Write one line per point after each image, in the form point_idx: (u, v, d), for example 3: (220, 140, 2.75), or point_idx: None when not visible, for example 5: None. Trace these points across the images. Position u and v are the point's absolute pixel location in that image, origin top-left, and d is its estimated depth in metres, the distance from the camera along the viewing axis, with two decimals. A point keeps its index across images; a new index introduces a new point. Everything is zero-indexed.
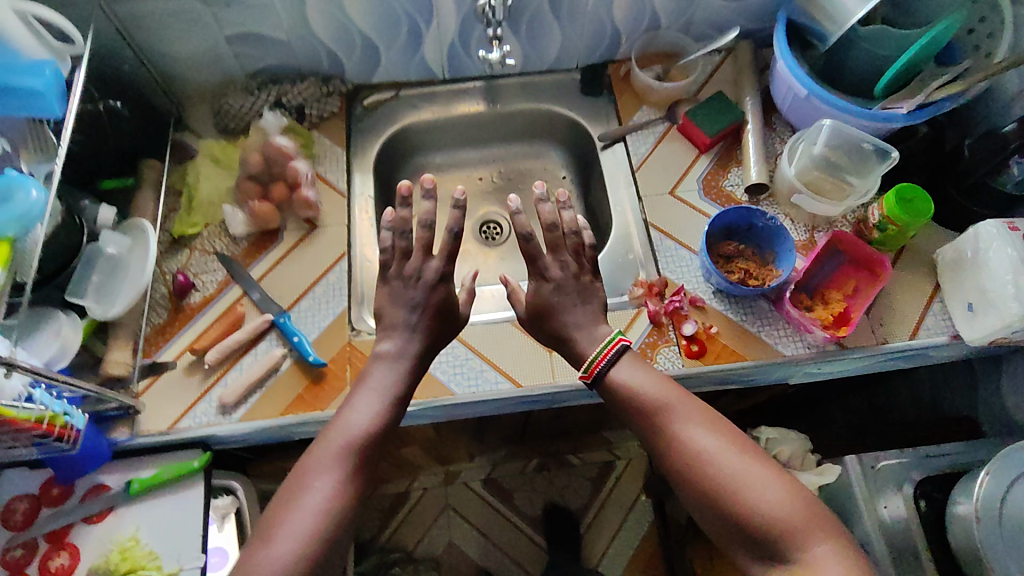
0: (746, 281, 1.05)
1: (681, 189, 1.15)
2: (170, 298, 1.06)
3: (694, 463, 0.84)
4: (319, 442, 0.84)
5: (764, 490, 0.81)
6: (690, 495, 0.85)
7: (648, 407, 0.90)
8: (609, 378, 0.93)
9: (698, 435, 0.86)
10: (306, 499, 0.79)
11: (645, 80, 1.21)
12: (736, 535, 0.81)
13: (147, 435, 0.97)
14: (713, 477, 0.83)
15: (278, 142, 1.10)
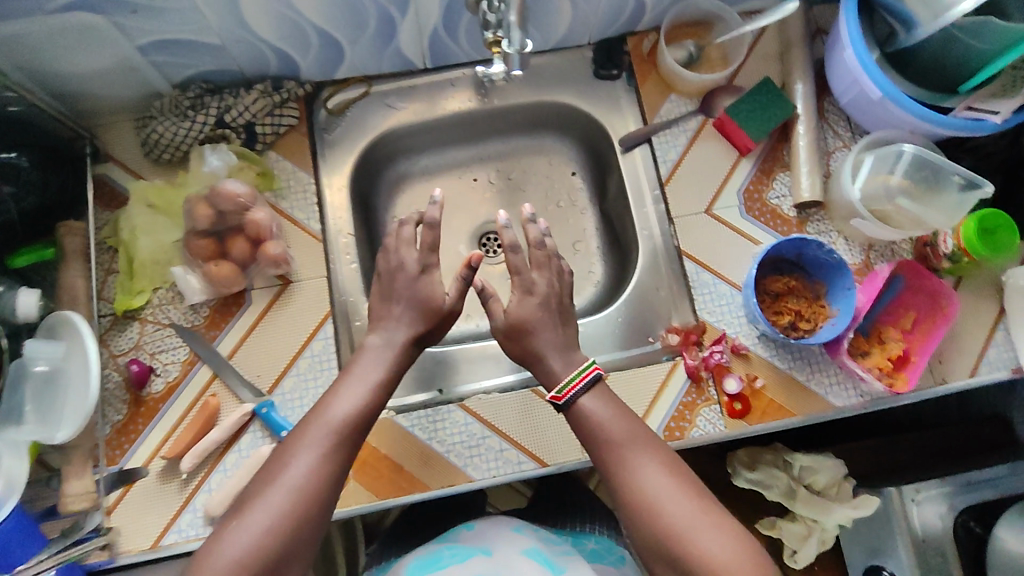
0: (796, 326, 0.92)
1: (718, 205, 0.98)
2: (127, 388, 0.90)
3: (645, 512, 0.69)
4: (300, 430, 0.70)
5: (713, 543, 0.66)
6: (637, 539, 0.70)
7: (601, 440, 0.74)
8: (575, 406, 0.77)
9: (647, 476, 0.71)
10: (281, 482, 0.66)
11: (671, 64, 0.99)
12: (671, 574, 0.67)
13: (131, 555, 0.85)
14: (663, 528, 0.68)
15: (229, 189, 0.89)
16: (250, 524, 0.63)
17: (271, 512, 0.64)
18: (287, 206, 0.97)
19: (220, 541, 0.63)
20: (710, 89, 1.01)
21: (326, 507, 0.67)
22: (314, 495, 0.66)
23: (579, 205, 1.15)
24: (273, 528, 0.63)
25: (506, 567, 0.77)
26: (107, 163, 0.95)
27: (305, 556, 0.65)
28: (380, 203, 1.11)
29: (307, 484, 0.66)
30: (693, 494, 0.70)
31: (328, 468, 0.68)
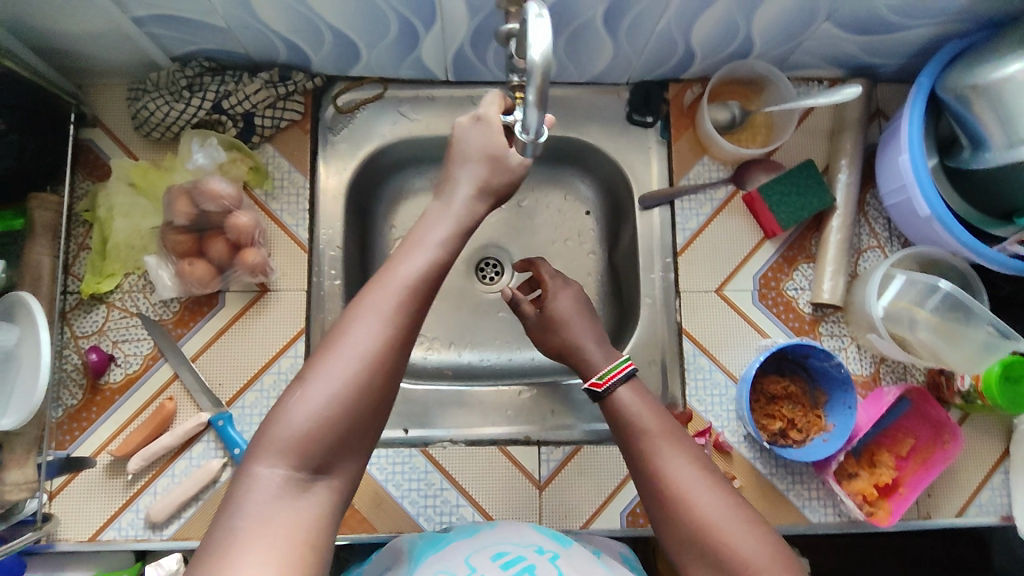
0: (787, 435, 0.87)
1: (731, 286, 0.92)
2: (84, 373, 0.86)
3: (676, 503, 0.64)
4: (365, 291, 0.59)
5: (751, 540, 0.60)
6: (667, 526, 0.64)
7: (639, 434, 0.70)
8: (612, 398, 0.74)
9: (676, 468, 0.66)
10: (345, 345, 0.56)
11: (708, 126, 0.91)
12: (700, 562, 0.61)
13: (67, 545, 0.82)
14: (694, 522, 0.62)
15: (214, 188, 0.84)
16: (314, 393, 0.54)
17: (338, 378, 0.55)
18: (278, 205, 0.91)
19: (283, 409, 0.54)
20: (746, 160, 0.93)
21: (394, 377, 0.57)
22: (385, 359, 0.56)
23: (586, 246, 1.08)
24: (341, 394, 0.54)
25: (519, 538, 0.71)
26: (96, 128, 0.90)
27: (378, 425, 0.57)
28: (379, 210, 1.05)
29: (375, 349, 0.56)
30: (724, 489, 0.64)
31: (396, 330, 0.57)
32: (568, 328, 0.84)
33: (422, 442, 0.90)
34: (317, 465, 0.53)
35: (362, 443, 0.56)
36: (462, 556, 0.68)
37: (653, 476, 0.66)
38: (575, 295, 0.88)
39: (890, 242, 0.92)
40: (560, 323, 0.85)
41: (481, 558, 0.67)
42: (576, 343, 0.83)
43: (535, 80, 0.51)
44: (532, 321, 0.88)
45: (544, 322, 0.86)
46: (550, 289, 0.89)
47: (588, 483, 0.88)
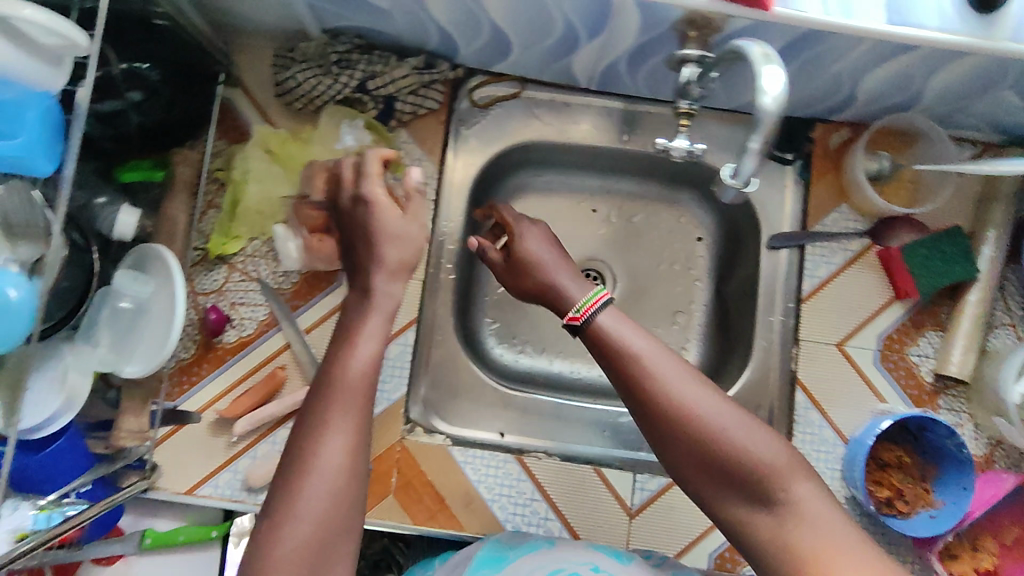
0: (893, 504, 0.84)
1: (852, 342, 0.90)
2: (200, 330, 0.87)
3: (682, 420, 0.61)
4: (313, 398, 0.62)
5: (759, 440, 0.60)
6: (672, 442, 0.62)
7: (619, 353, 0.65)
8: (593, 328, 0.67)
9: (674, 380, 0.62)
10: (316, 470, 0.58)
11: (858, 171, 0.89)
12: (711, 472, 0.61)
13: (165, 494, 0.84)
14: (709, 438, 0.60)
15: (354, 166, 0.80)
16: (295, 517, 0.57)
17: (312, 498, 0.57)
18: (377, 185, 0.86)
19: (268, 547, 0.57)
20: (890, 215, 0.90)
21: (363, 484, 0.61)
22: (352, 474, 0.60)
23: (694, 272, 1.05)
24: (317, 517, 0.57)
25: (574, 561, 0.73)
26: (236, 88, 0.89)
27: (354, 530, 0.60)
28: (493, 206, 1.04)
29: (340, 461, 0.59)
30: (710, 389, 0.63)
31: (358, 432, 0.61)
32: (538, 270, 0.77)
33: (516, 449, 0.90)
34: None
35: (345, 546, 0.59)
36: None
37: (647, 396, 0.62)
38: (542, 234, 0.82)
39: None
40: (563, 269, 0.77)
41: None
42: (546, 283, 0.75)
43: (764, 128, 0.49)
44: (501, 269, 0.81)
45: (520, 266, 0.79)
46: (517, 234, 0.82)
47: (677, 518, 0.87)
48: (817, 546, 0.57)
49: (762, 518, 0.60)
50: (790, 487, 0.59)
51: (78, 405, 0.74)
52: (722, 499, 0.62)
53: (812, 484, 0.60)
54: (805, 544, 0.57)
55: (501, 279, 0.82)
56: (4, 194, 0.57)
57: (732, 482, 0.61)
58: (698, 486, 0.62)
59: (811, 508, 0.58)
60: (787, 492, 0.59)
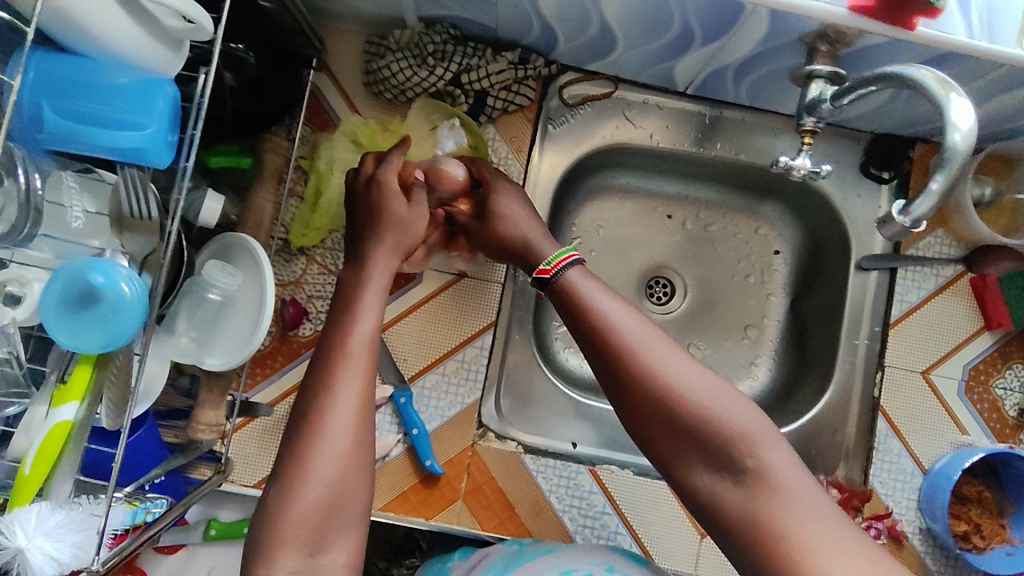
0: (969, 538, 0.83)
1: (938, 371, 0.88)
2: (275, 323, 0.85)
3: (647, 378, 0.55)
4: (319, 363, 0.59)
5: (731, 403, 0.54)
6: (638, 406, 0.56)
7: (586, 312, 0.61)
8: (564, 285, 0.64)
9: (641, 341, 0.57)
10: (320, 446, 0.54)
11: (966, 196, 0.85)
12: (682, 441, 0.55)
13: (233, 487, 0.83)
14: (662, 395, 0.55)
15: (449, 170, 0.78)
16: (303, 483, 0.53)
17: (316, 464, 0.54)
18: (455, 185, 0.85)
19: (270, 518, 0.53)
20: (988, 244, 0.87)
21: (371, 456, 0.57)
22: (358, 451, 0.56)
23: (768, 286, 1.03)
24: (325, 485, 0.53)
25: (592, 558, 0.74)
26: (322, 73, 0.87)
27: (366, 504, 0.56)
28: (569, 206, 1.01)
29: (352, 429, 0.56)
30: (676, 347, 0.58)
31: (365, 401, 0.57)
32: (507, 222, 0.76)
33: (589, 460, 0.88)
34: (315, 547, 0.52)
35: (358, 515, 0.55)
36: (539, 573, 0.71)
37: (625, 363, 0.57)
38: (517, 190, 0.78)
39: None
40: (501, 220, 0.76)
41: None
42: (515, 234, 0.75)
43: (952, 167, 0.49)
44: (473, 224, 0.79)
45: (488, 219, 0.77)
46: (489, 184, 0.78)
47: None
48: (781, 521, 0.50)
49: (729, 490, 0.53)
50: (755, 452, 0.52)
51: (156, 394, 0.72)
52: (689, 471, 0.55)
53: (786, 449, 0.53)
54: (779, 518, 0.50)
55: (473, 235, 0.80)
56: (122, 180, 0.56)
57: (696, 448, 0.54)
58: (674, 461, 0.56)
59: (787, 478, 0.51)
60: (755, 457, 0.52)
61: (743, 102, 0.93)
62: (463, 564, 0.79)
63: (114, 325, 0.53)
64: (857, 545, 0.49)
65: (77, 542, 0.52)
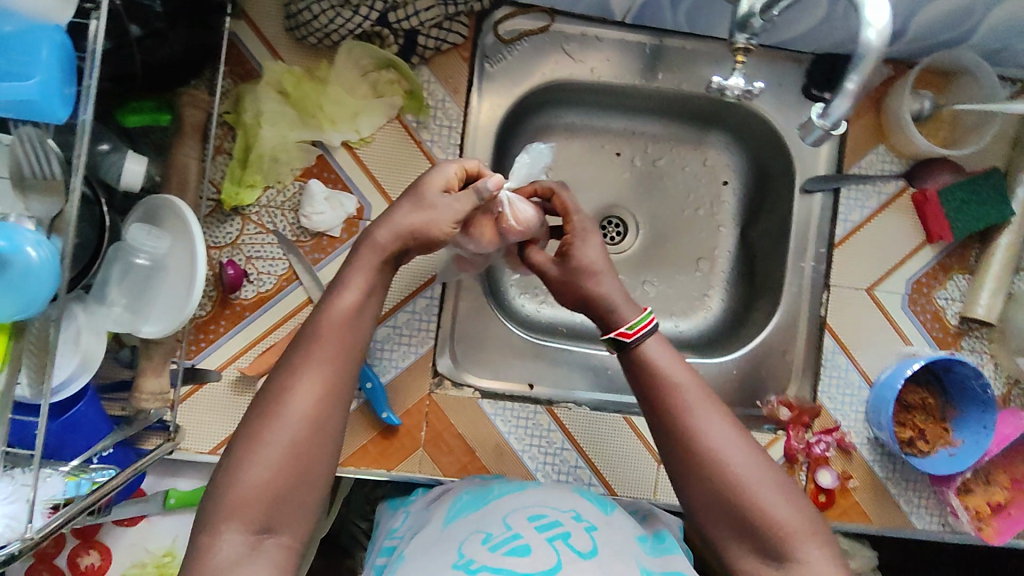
0: (914, 444, 0.86)
1: (882, 287, 0.89)
2: (215, 286, 0.83)
3: (717, 472, 0.63)
4: (294, 351, 0.61)
5: (780, 501, 0.62)
6: (700, 489, 0.64)
7: (664, 393, 0.67)
8: (638, 355, 0.69)
9: (713, 434, 0.64)
10: (277, 429, 0.57)
11: (902, 111, 0.86)
12: (734, 528, 0.63)
13: (187, 454, 0.82)
14: (725, 480, 0.63)
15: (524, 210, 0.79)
16: (265, 458, 0.56)
17: (277, 447, 0.57)
18: (395, 142, 0.85)
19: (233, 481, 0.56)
20: (928, 159, 0.88)
21: (331, 439, 0.60)
22: (312, 434, 0.58)
23: (717, 218, 1.03)
24: (276, 463, 0.57)
25: (557, 502, 0.75)
26: (240, 21, 0.83)
27: (317, 484, 0.59)
28: (514, 149, 0.99)
29: (303, 407, 0.58)
30: (743, 438, 0.65)
31: (328, 389, 0.60)
32: (592, 279, 0.74)
33: (546, 400, 0.89)
34: (263, 523, 0.56)
35: (312, 491, 0.59)
36: (502, 512, 0.72)
37: (699, 457, 0.64)
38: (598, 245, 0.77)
39: None
40: (585, 274, 0.74)
41: (517, 517, 0.70)
42: (602, 296, 0.73)
43: (865, 66, 0.48)
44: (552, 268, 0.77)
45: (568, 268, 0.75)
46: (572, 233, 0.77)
47: None
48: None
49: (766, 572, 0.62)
50: (802, 545, 0.61)
51: (95, 367, 0.69)
52: (733, 550, 0.64)
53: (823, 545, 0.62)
54: None
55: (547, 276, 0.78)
56: (18, 139, 0.53)
57: (745, 532, 0.63)
58: (718, 536, 0.64)
59: (823, 569, 0.60)
60: (798, 551, 0.61)
61: (684, 29, 0.91)
62: (421, 501, 0.81)
63: (26, 291, 0.50)
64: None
65: (12, 512, 0.53)
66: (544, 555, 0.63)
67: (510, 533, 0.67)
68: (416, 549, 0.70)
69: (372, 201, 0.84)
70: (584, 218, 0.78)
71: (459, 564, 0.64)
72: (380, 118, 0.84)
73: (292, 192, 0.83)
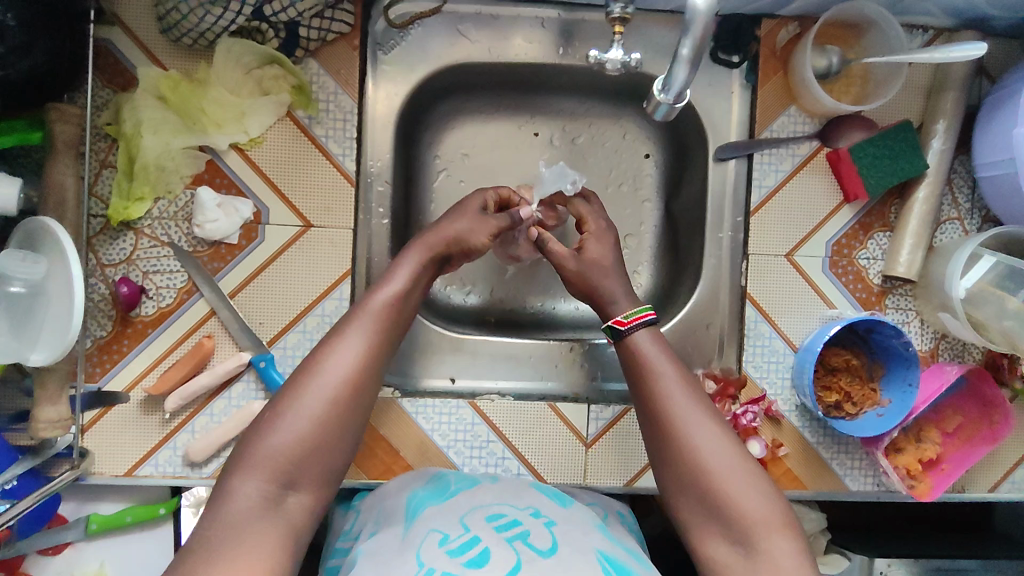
0: (840, 408, 0.86)
1: (802, 252, 0.87)
2: (113, 305, 0.80)
3: (696, 459, 0.66)
4: (339, 329, 0.68)
5: (754, 491, 0.64)
6: (678, 474, 0.67)
7: (652, 381, 0.71)
8: (630, 342, 0.74)
9: (693, 422, 0.67)
10: (317, 384, 0.63)
11: (805, 69, 0.83)
12: (710, 514, 0.64)
13: (102, 478, 0.81)
14: (698, 467, 0.65)
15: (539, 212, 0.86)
16: (302, 411, 0.62)
17: (312, 406, 0.62)
18: (289, 141, 0.81)
19: (267, 429, 0.61)
20: (838, 115, 0.86)
21: (364, 406, 0.66)
22: (348, 392, 0.64)
23: (641, 192, 1.00)
24: (312, 417, 0.62)
25: (515, 500, 0.73)
26: (114, 26, 0.78)
27: (344, 445, 0.63)
28: (425, 137, 0.96)
29: (346, 372, 0.64)
30: (719, 428, 0.67)
31: (367, 360, 0.66)
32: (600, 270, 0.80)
33: (469, 393, 0.89)
34: (276, 478, 0.59)
35: (342, 446, 0.63)
36: (461, 512, 0.70)
37: (679, 442, 0.67)
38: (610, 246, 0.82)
39: (971, 215, 0.87)
40: (596, 271, 0.80)
41: (475, 518, 0.68)
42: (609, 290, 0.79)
43: (695, 31, 0.53)
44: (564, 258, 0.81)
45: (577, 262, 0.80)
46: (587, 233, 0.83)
47: (636, 445, 0.87)
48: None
49: (735, 561, 0.62)
50: (769, 536, 0.62)
51: None
52: (708, 540, 0.65)
53: (790, 538, 0.62)
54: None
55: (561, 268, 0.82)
56: None
57: (715, 519, 0.64)
58: (695, 525, 0.65)
59: (786, 560, 0.60)
60: (767, 542, 0.61)
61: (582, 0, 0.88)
62: (370, 499, 0.80)
63: None
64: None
65: None
66: (504, 555, 0.61)
67: (468, 535, 0.65)
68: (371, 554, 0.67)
69: (269, 204, 0.82)
70: (598, 219, 0.84)
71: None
72: (269, 118, 0.80)
73: (184, 201, 0.80)
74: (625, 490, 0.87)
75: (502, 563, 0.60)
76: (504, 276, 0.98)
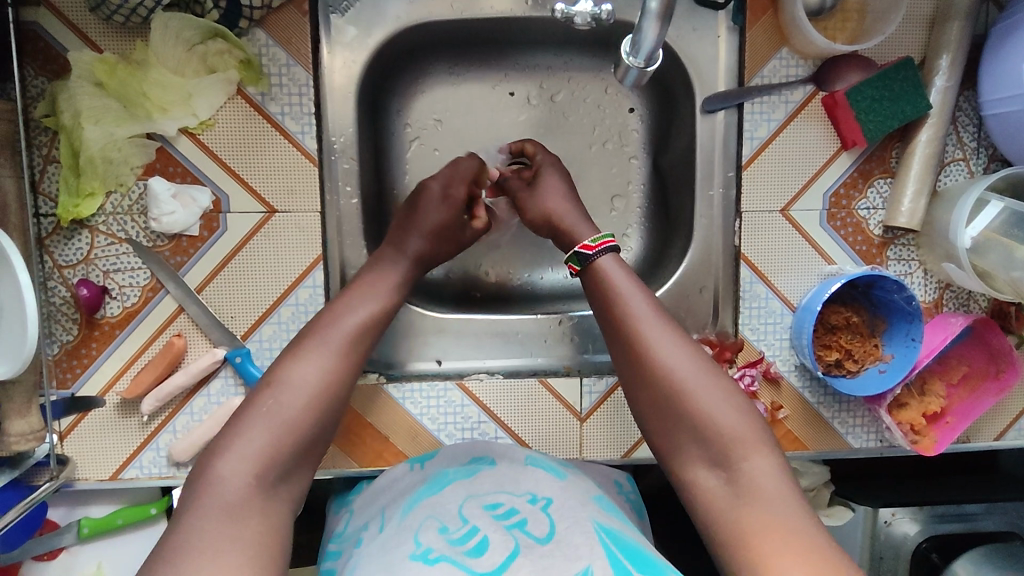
0: (841, 365, 0.82)
1: (798, 206, 0.82)
2: (75, 309, 0.76)
3: (666, 384, 0.62)
4: (309, 334, 0.65)
5: (728, 410, 0.61)
6: (650, 399, 0.64)
7: (618, 306, 0.67)
8: (598, 268, 0.69)
9: (660, 343, 0.64)
10: (290, 385, 0.60)
11: (795, 5, 0.76)
12: (686, 436, 0.61)
13: (89, 483, 0.79)
14: (672, 390, 0.62)
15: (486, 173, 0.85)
16: (276, 407, 0.58)
17: (288, 409, 0.59)
18: (242, 121, 0.76)
19: (231, 427, 0.58)
20: (834, 56, 0.80)
21: (344, 405, 0.63)
22: (316, 394, 0.61)
23: (627, 148, 0.93)
24: (292, 418, 0.58)
25: (514, 485, 0.68)
26: (40, 7, 0.72)
27: (315, 450, 0.60)
28: (392, 105, 0.90)
29: (321, 369, 0.62)
30: (692, 350, 0.64)
31: (342, 359, 0.63)
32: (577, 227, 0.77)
33: (456, 374, 0.86)
34: None
35: (314, 450, 0.60)
36: (457, 500, 0.65)
37: (647, 366, 0.63)
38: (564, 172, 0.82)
39: (977, 155, 0.82)
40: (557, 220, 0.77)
41: (473, 507, 0.64)
42: None
43: None
44: (522, 191, 0.81)
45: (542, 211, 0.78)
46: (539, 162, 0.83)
47: (631, 416, 0.84)
48: (770, 524, 0.55)
49: (715, 489, 0.59)
50: (750, 457, 0.59)
51: None
52: (687, 467, 0.61)
53: (773, 460, 0.59)
54: (744, 523, 0.56)
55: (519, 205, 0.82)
56: None
57: (693, 442, 0.61)
58: (674, 453, 0.62)
59: (770, 483, 0.57)
60: (747, 463, 0.59)
61: None
62: (363, 497, 0.76)
63: None
64: (807, 531, 0.54)
65: None
66: (501, 541, 0.58)
67: (468, 525, 0.60)
68: (373, 545, 0.63)
69: (228, 191, 0.77)
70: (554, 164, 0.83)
71: (415, 555, 0.57)
72: (218, 98, 0.75)
73: (137, 194, 0.75)
74: (623, 462, 0.85)
75: (499, 550, 0.57)
76: (486, 251, 0.94)
